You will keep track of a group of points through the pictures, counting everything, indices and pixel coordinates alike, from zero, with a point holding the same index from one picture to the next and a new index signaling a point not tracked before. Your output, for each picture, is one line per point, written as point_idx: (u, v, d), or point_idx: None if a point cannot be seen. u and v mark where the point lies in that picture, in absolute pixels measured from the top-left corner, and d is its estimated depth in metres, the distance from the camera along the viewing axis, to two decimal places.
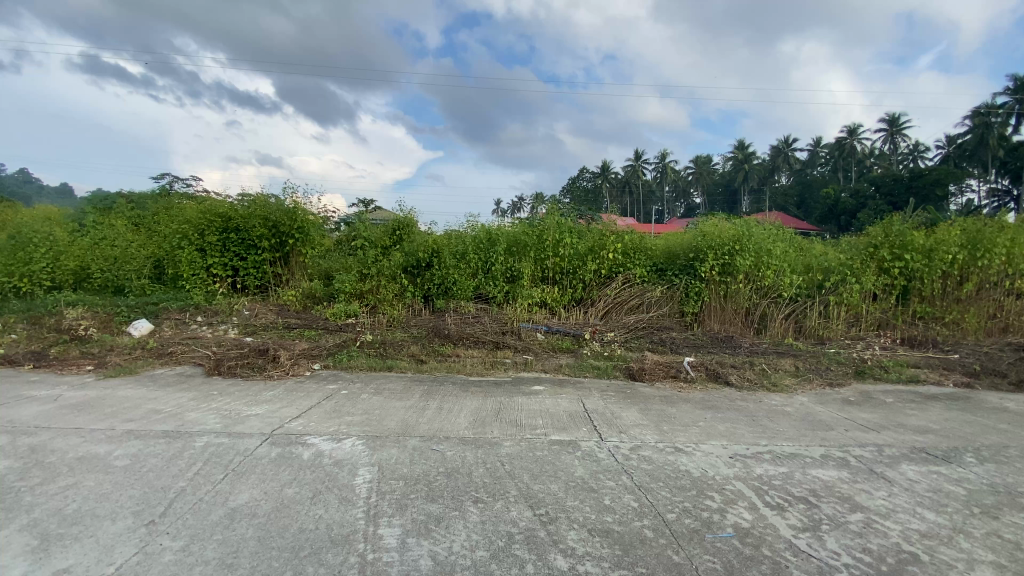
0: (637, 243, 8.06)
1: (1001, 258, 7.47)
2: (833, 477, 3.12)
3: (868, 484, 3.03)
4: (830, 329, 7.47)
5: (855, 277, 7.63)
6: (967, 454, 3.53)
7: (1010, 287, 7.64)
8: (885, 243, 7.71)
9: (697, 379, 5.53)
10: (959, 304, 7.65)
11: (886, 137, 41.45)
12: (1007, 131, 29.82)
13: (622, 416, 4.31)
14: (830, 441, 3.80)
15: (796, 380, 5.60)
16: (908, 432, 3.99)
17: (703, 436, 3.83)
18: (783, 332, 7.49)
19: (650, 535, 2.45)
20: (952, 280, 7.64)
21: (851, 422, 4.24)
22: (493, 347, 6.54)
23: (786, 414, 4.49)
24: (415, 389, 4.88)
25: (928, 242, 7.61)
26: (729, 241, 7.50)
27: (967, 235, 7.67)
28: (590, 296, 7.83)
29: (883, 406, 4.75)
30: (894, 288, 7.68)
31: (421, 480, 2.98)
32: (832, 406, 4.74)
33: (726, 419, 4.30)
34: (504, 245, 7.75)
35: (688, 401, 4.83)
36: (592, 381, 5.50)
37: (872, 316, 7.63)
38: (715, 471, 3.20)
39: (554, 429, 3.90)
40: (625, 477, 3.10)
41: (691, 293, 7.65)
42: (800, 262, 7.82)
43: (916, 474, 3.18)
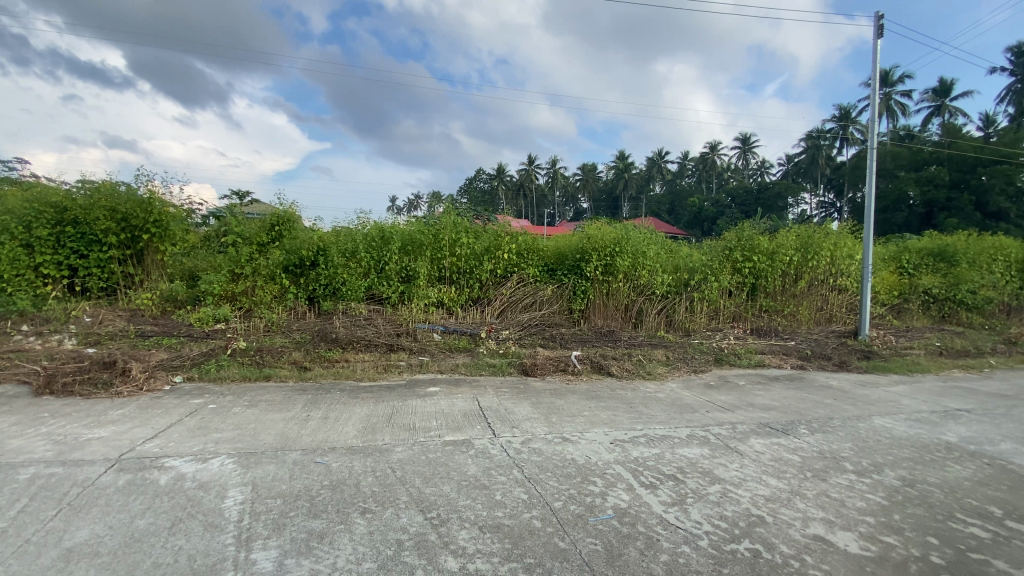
0: (530, 244, 8.30)
1: (825, 260, 8.97)
2: (697, 454, 3.50)
3: (725, 458, 3.44)
4: (695, 322, 8.39)
5: (715, 277, 8.62)
6: (799, 426, 4.18)
7: (833, 284, 9.20)
8: (740, 246, 8.86)
9: (584, 371, 5.87)
10: (796, 298, 9.02)
11: (741, 154, 47.55)
12: (833, 153, 35.79)
13: (514, 411, 4.42)
14: (695, 422, 4.25)
15: (668, 369, 6.20)
16: (755, 410, 4.61)
17: (588, 426, 4.07)
18: (657, 326, 8.25)
19: (539, 525, 2.54)
20: (789, 279, 8.98)
21: (712, 404, 4.79)
22: (386, 350, 6.32)
23: (660, 399, 4.94)
24: (297, 399, 4.55)
25: (771, 246, 8.86)
26: (612, 243, 8.05)
27: (800, 240, 9.07)
28: (485, 296, 7.92)
29: (737, 388, 5.45)
30: (746, 285, 8.81)
31: (302, 495, 2.78)
32: (696, 390, 5.33)
33: (608, 407, 4.61)
34: (398, 244, 7.49)
35: (575, 393, 5.10)
36: (486, 378, 5.57)
37: (729, 310, 8.70)
38: (598, 457, 3.42)
39: (447, 430, 3.88)
40: (515, 471, 3.18)
41: (579, 292, 8.09)
42: (671, 262, 8.61)
43: (762, 446, 3.68)
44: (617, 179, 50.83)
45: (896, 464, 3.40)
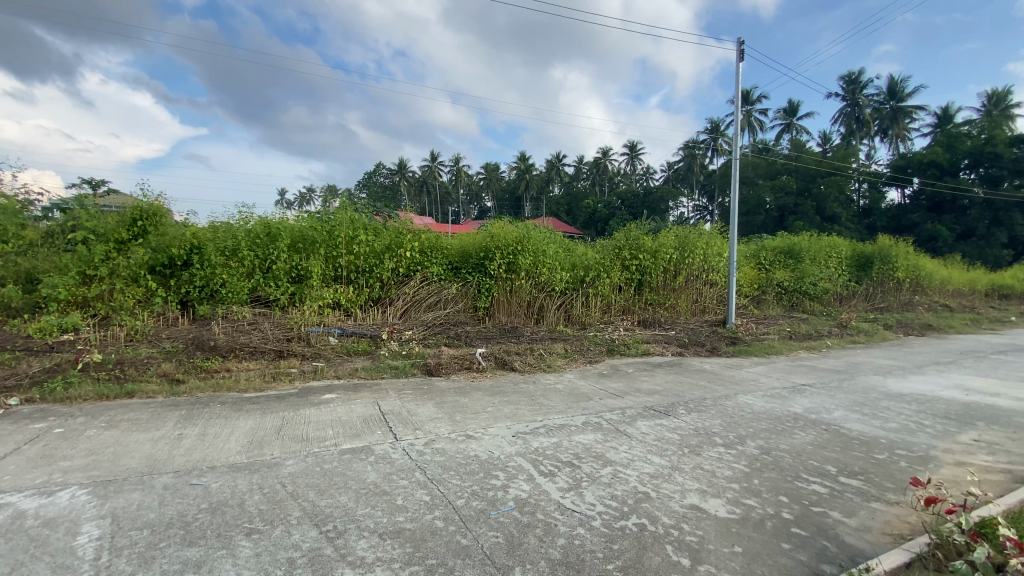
0: (432, 242, 8.19)
1: (699, 257, 10.03)
2: (591, 440, 3.72)
3: (616, 441, 3.70)
4: (590, 316, 8.90)
5: (607, 273, 9.22)
6: (679, 407, 4.62)
7: (706, 278, 10.29)
8: (629, 245, 9.56)
9: (488, 368, 5.95)
10: (677, 292, 9.95)
11: (629, 159, 51.15)
12: (706, 162, 39.92)
13: (417, 412, 4.35)
14: (590, 409, 4.52)
15: (566, 361, 6.50)
16: (643, 395, 5.03)
17: (491, 421, 4.13)
18: (557, 321, 8.62)
19: (441, 525, 2.54)
20: (671, 274, 9.89)
21: (606, 392, 5.12)
22: (276, 356, 5.86)
23: (559, 391, 5.17)
24: (169, 415, 4.05)
25: (655, 244, 9.68)
26: (512, 242, 8.24)
27: (679, 240, 10.03)
28: (386, 295, 7.69)
29: (626, 376, 5.90)
30: (634, 281, 9.53)
31: (176, 523, 2.49)
32: (591, 379, 5.67)
33: (511, 402, 4.73)
34: (287, 241, 6.97)
35: (479, 389, 5.16)
36: (388, 381, 5.41)
37: (620, 304, 9.35)
38: (500, 451, 3.49)
39: (345, 438, 3.71)
40: (418, 473, 3.14)
41: (483, 290, 8.16)
42: (568, 260, 9.02)
43: (647, 427, 4.02)
44: (518, 179, 52.00)
45: (756, 435, 3.90)
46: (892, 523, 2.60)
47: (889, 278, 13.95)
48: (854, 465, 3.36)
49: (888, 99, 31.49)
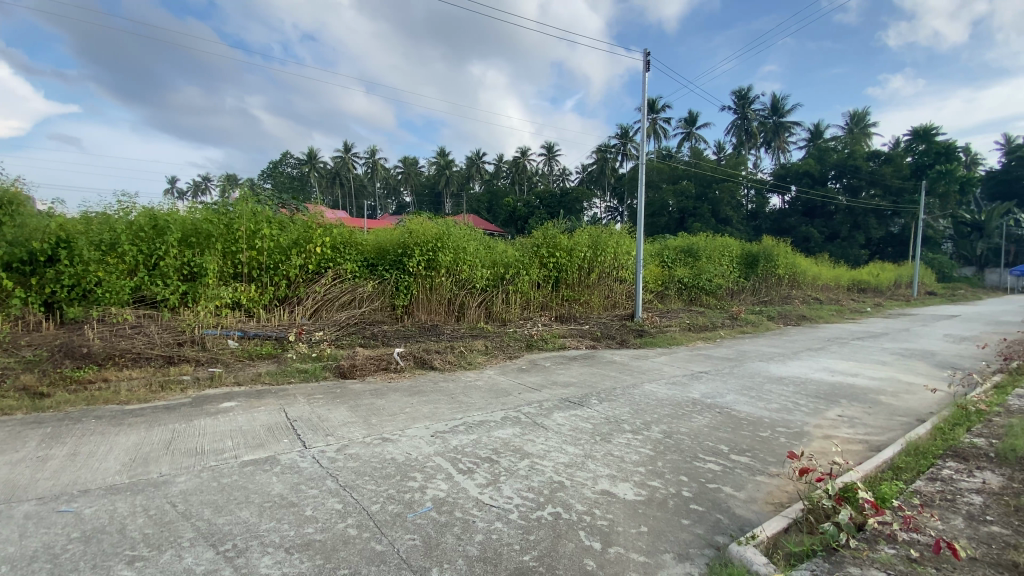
0: (346, 237, 7.82)
1: (610, 255, 10.57)
2: (509, 434, 3.78)
3: (533, 434, 3.79)
4: (510, 312, 9.02)
5: (526, 271, 9.38)
6: (592, 397, 4.84)
7: (618, 275, 10.86)
8: (546, 244, 9.81)
9: (406, 368, 5.81)
10: (591, 288, 10.40)
11: (546, 160, 52.45)
12: (617, 165, 42.03)
13: (329, 417, 4.14)
14: (509, 404, 4.59)
15: (486, 358, 6.54)
16: (559, 387, 5.20)
17: (408, 422, 4.05)
18: (477, 318, 8.63)
19: (354, 532, 2.44)
20: (585, 272, 10.31)
21: (523, 386, 5.23)
22: (164, 363, 5.29)
23: (478, 387, 5.19)
24: (29, 435, 3.50)
25: (570, 243, 10.03)
26: (432, 238, 8.10)
27: (593, 239, 10.49)
28: (295, 294, 7.24)
29: (544, 369, 6.07)
30: (551, 278, 9.81)
31: (37, 557, 2.16)
32: (510, 374, 5.77)
33: (429, 401, 4.67)
34: (177, 235, 6.29)
35: (397, 390, 5.03)
36: (297, 386, 5.10)
37: (538, 301, 9.57)
38: (418, 452, 3.43)
39: (247, 449, 3.44)
40: (329, 480, 2.99)
41: (401, 288, 7.95)
42: (488, 257, 9.04)
43: (563, 418, 4.17)
44: (437, 175, 51.29)
45: (660, 421, 4.20)
46: (774, 493, 2.92)
47: (772, 274, 15.67)
48: (744, 443, 3.73)
49: (772, 114, 35.23)
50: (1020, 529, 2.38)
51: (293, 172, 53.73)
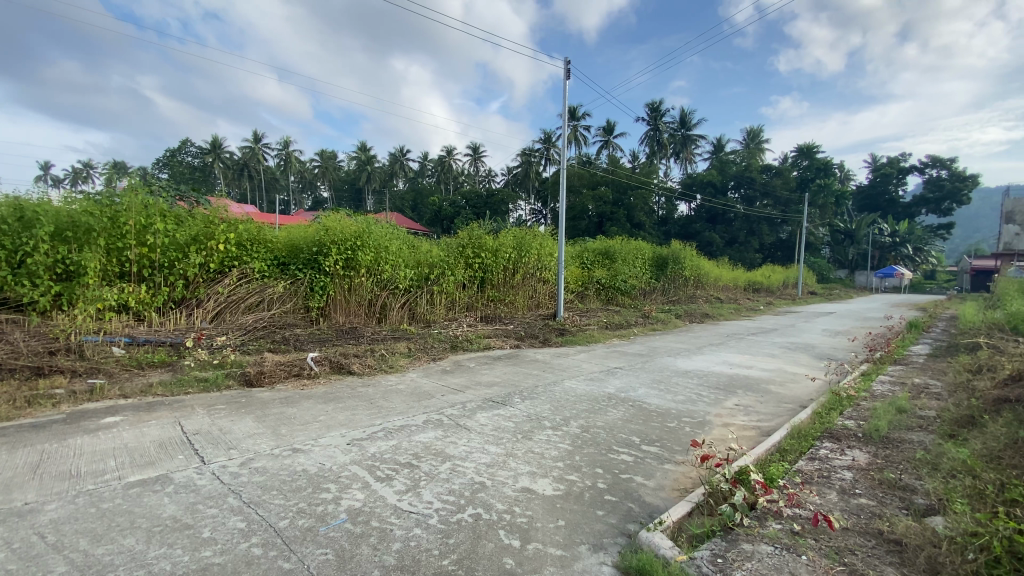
0: (254, 234, 7.27)
1: (533, 256, 10.77)
2: (430, 438, 3.72)
3: (454, 436, 3.76)
4: (434, 313, 8.90)
5: (451, 271, 9.26)
6: (514, 396, 4.90)
7: (541, 275, 11.10)
8: (471, 244, 9.77)
9: (321, 373, 5.52)
10: (515, 289, 10.53)
11: (471, 160, 52.40)
12: (541, 168, 42.99)
13: (232, 430, 3.82)
14: (431, 406, 4.52)
15: (408, 360, 6.39)
16: (482, 387, 5.22)
17: (322, 430, 3.85)
18: (399, 319, 8.43)
19: (259, 552, 2.27)
20: (510, 273, 10.42)
21: (446, 388, 5.18)
22: (32, 375, 4.61)
23: (398, 391, 5.06)
24: None
25: (495, 244, 10.08)
26: (351, 237, 7.76)
27: (517, 240, 10.65)
28: (193, 295, 6.62)
29: (467, 370, 6.05)
30: (477, 278, 9.78)
31: None
32: (433, 377, 5.68)
33: (346, 407, 4.47)
34: (49, 228, 5.47)
35: (310, 397, 4.77)
36: (195, 396, 4.65)
37: (463, 301, 9.51)
38: (332, 461, 3.27)
39: (134, 468, 3.08)
40: (231, 497, 2.76)
41: (316, 288, 7.52)
42: (412, 257, 8.83)
43: (485, 418, 4.18)
44: (357, 171, 49.37)
45: (578, 416, 4.34)
46: (679, 479, 3.13)
47: (680, 276, 16.85)
48: (654, 434, 3.97)
49: (680, 127, 37.84)
50: (881, 499, 2.75)
51: (193, 162, 49.12)
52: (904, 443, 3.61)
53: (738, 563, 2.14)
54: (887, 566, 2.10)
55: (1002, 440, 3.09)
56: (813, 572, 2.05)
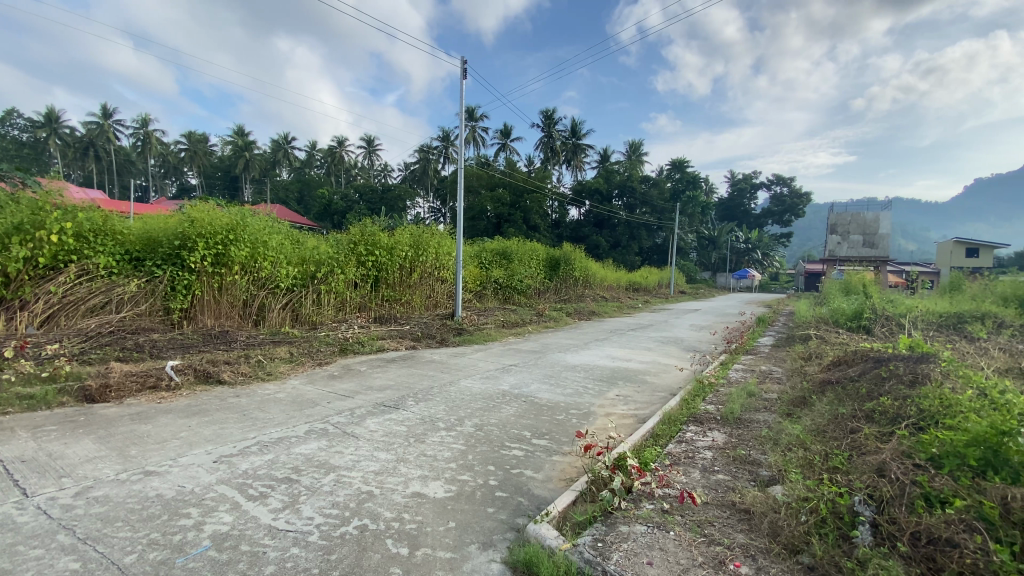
0: (98, 224, 6.23)
1: (430, 255, 10.59)
2: (313, 449, 3.48)
3: (341, 445, 3.56)
4: (321, 315, 8.36)
5: (340, 269, 8.73)
6: (407, 399, 4.78)
7: (437, 275, 10.96)
8: (362, 241, 9.32)
9: (184, 385, 4.90)
10: (411, 288, 10.28)
11: (364, 153, 50.07)
12: (438, 166, 42.47)
13: (64, 455, 3.23)
14: (314, 415, 4.23)
15: (289, 367, 5.91)
16: (373, 391, 5.01)
17: (183, 449, 3.41)
18: (280, 321, 7.78)
19: None
20: (406, 271, 10.15)
21: (332, 394, 4.88)
22: None
23: (278, 400, 4.66)
24: None
25: (390, 241, 9.73)
26: (222, 230, 6.97)
27: (414, 238, 10.39)
28: (15, 296, 5.47)
29: (357, 374, 5.78)
30: (370, 277, 9.36)
31: None
32: (319, 383, 5.33)
33: (214, 421, 4.00)
34: None
35: (170, 412, 4.20)
36: (15, 418, 3.85)
37: (354, 301, 9.04)
38: (194, 483, 2.91)
39: None
40: (62, 534, 2.33)
41: (178, 287, 6.66)
42: (295, 254, 8.19)
43: (375, 424, 4.02)
44: (232, 157, 44.61)
45: (472, 415, 4.36)
46: (566, 470, 3.29)
47: (571, 276, 17.73)
48: (544, 427, 4.12)
49: (572, 135, 39.74)
50: (734, 473, 3.13)
51: (16, 134, 40.75)
52: (753, 423, 4.16)
53: (616, 545, 2.27)
54: (738, 533, 2.39)
55: (825, 416, 3.69)
56: (679, 545, 2.26)
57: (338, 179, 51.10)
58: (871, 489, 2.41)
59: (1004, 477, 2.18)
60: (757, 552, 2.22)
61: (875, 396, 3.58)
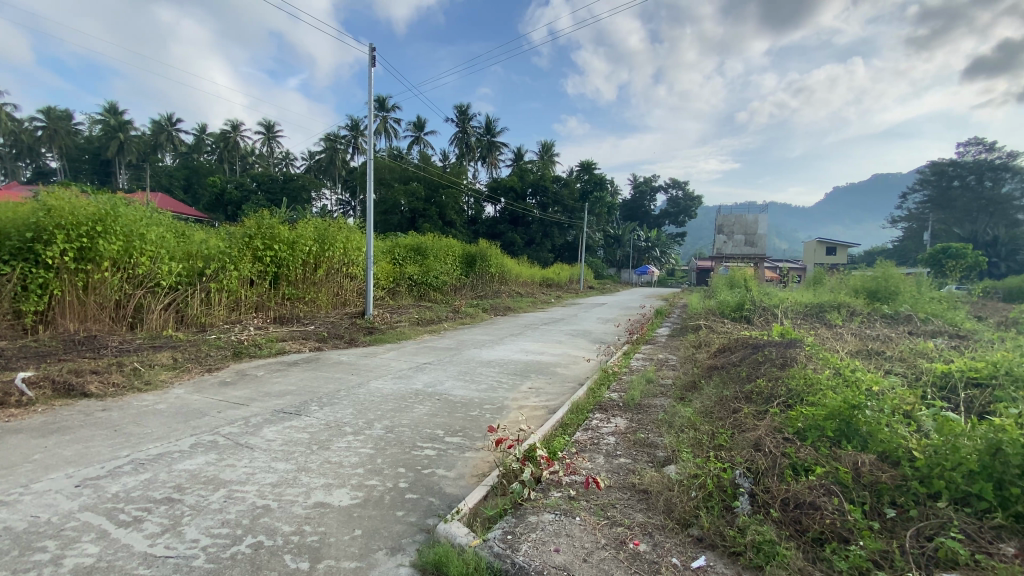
0: None
1: (337, 250, 10.08)
2: (201, 464, 3.16)
3: (233, 458, 3.26)
4: (211, 316, 7.60)
5: (233, 265, 7.99)
6: (310, 404, 4.50)
7: (344, 272, 10.45)
8: (258, 234, 8.59)
9: (38, 400, 4.20)
10: (315, 286, 9.70)
11: (263, 140, 46.29)
12: (347, 157, 40.47)
13: None
14: (202, 427, 3.84)
15: (173, 374, 5.31)
16: (272, 398, 4.65)
17: (36, 474, 2.91)
18: (162, 324, 6.97)
19: None
20: (309, 268, 9.57)
21: (224, 403, 4.46)
22: None
23: (158, 412, 4.16)
24: None
25: (291, 235, 9.09)
26: (88, 221, 6.07)
27: (318, 232, 9.81)
28: None
29: (254, 380, 5.33)
30: (268, 274, 8.69)
31: None
32: (208, 391, 4.84)
33: (76, 439, 3.47)
34: None
35: (19, 432, 3.58)
36: None
37: (249, 300, 8.33)
38: (51, 512, 2.50)
39: None
40: None
41: (31, 287, 5.70)
42: (179, 247, 7.36)
43: (274, 433, 3.73)
44: (101, 137, 39.06)
45: (381, 417, 4.21)
46: (478, 465, 3.29)
47: (486, 272, 17.80)
48: (457, 424, 4.09)
49: (487, 132, 39.84)
50: (634, 456, 3.33)
51: None
52: (651, 407, 4.46)
53: (526, 536, 2.31)
54: (638, 512, 2.54)
55: (713, 399, 4.06)
56: (584, 529, 2.36)
57: (233, 167, 46.78)
58: (750, 462, 2.69)
59: (854, 445, 2.55)
60: (654, 529, 2.37)
61: (753, 378, 4.01)
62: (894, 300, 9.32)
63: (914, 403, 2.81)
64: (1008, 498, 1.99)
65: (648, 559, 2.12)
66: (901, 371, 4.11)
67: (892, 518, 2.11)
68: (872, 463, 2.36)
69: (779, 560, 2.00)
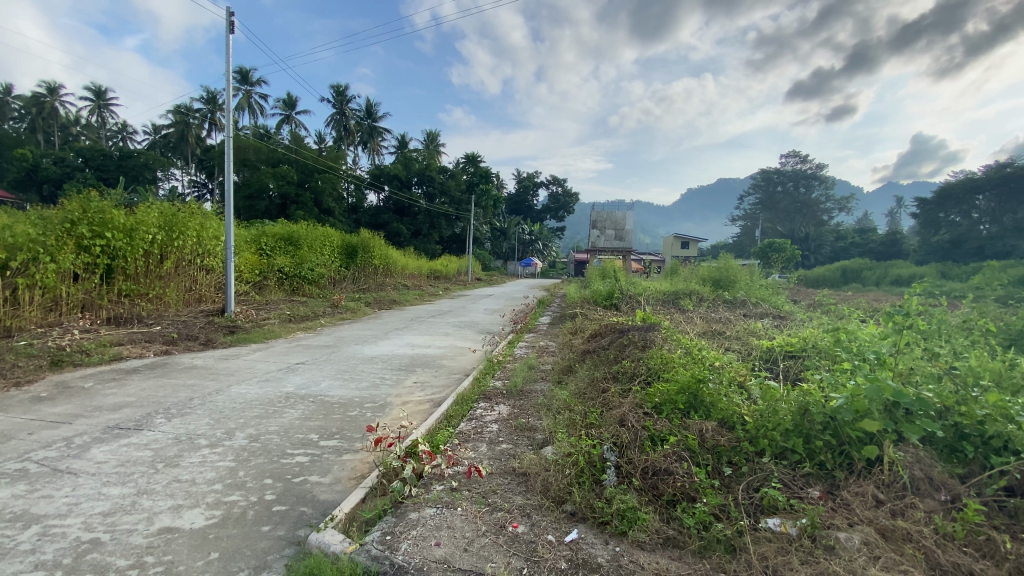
0: None
1: (188, 240, 8.87)
2: (4, 499, 2.58)
3: (49, 488, 2.71)
4: (20, 318, 6.22)
5: (50, 256, 6.60)
6: (155, 417, 3.91)
7: (198, 264, 9.27)
8: (83, 220, 7.19)
9: None
10: (161, 279, 8.46)
11: (91, 108, 38.92)
12: (202, 134, 35.75)
13: None
14: (5, 454, 3.12)
15: None
16: (104, 413, 3.96)
17: None
18: None
19: None
20: (153, 259, 8.30)
21: (37, 423, 3.68)
22: None
23: None
24: None
25: (128, 221, 7.79)
26: None
27: (163, 218, 8.52)
28: None
29: (80, 393, 4.49)
30: (100, 266, 7.35)
31: None
32: (15, 410, 3.96)
33: None
34: None
35: None
36: None
37: (73, 298, 6.96)
38: None
39: None
40: None
41: None
42: None
43: (105, 454, 3.18)
44: None
45: (246, 425, 3.81)
46: (357, 467, 3.15)
47: (369, 264, 17.02)
48: (334, 426, 3.87)
49: (368, 117, 38.00)
50: (514, 441, 3.44)
51: None
52: (532, 393, 4.65)
53: (406, 534, 2.26)
54: (517, 495, 2.63)
55: (585, 380, 4.36)
56: (465, 519, 2.38)
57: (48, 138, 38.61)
58: (616, 437, 2.93)
59: (699, 414, 2.92)
60: (531, 509, 2.47)
61: (620, 360, 4.38)
62: (733, 287, 10.83)
63: (744, 375, 3.30)
64: (813, 450, 2.44)
65: (526, 540, 2.21)
66: (737, 348, 4.79)
67: (729, 475, 2.46)
68: (713, 429, 2.71)
69: (639, 524, 2.22)
